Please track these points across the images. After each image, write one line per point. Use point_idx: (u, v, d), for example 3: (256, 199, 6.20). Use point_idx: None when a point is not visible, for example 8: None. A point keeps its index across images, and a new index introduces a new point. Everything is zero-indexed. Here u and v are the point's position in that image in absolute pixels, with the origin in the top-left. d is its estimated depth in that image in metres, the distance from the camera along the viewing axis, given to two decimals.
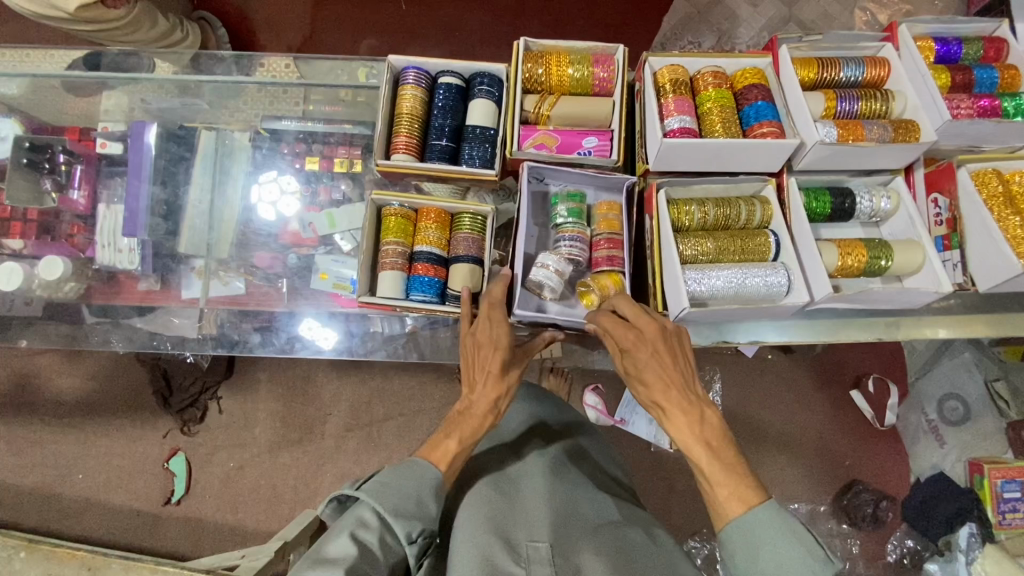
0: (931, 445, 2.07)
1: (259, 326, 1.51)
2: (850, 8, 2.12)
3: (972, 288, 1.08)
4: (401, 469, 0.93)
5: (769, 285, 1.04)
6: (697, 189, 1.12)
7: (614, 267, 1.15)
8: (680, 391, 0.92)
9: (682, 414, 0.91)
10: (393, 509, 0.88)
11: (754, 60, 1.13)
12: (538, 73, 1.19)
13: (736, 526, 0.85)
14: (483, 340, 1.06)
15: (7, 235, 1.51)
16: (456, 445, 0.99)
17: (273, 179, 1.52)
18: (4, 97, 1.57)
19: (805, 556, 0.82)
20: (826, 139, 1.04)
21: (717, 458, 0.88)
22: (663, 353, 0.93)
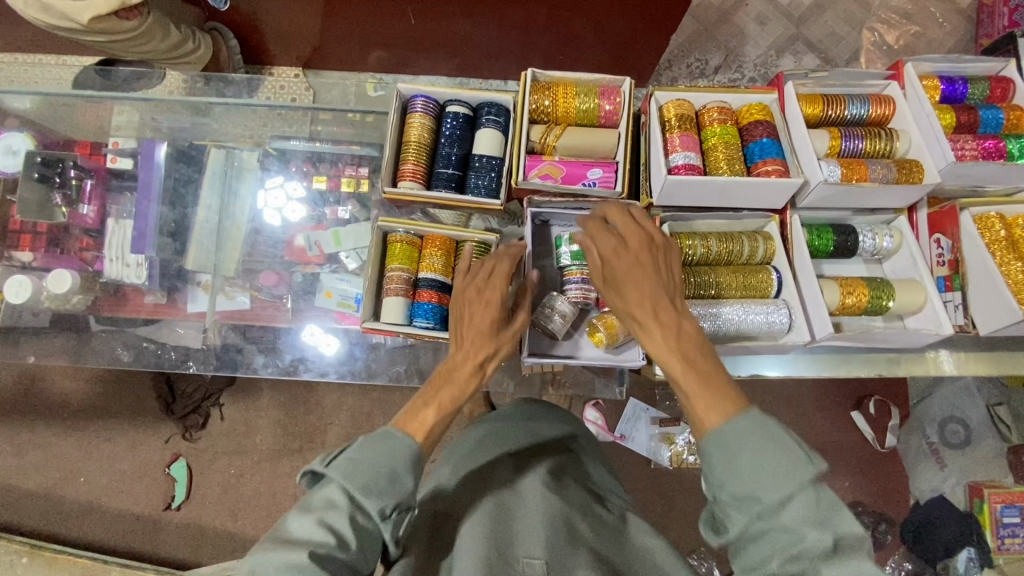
0: (931, 467, 2.06)
1: (263, 349, 1.55)
2: (857, 29, 2.20)
3: (973, 331, 1.08)
4: (373, 440, 0.86)
5: (770, 324, 1.04)
6: (699, 224, 1.13)
7: None
8: (661, 305, 0.91)
9: (660, 328, 0.89)
10: (363, 487, 0.82)
11: (761, 96, 1.14)
12: (545, 104, 1.21)
13: (712, 439, 0.80)
14: (480, 290, 1.06)
15: (18, 247, 1.53)
16: (434, 412, 0.93)
17: (278, 185, 1.54)
18: (19, 112, 1.60)
19: (787, 469, 0.75)
20: (830, 179, 1.05)
21: (691, 370, 0.86)
22: (644, 265, 0.93)
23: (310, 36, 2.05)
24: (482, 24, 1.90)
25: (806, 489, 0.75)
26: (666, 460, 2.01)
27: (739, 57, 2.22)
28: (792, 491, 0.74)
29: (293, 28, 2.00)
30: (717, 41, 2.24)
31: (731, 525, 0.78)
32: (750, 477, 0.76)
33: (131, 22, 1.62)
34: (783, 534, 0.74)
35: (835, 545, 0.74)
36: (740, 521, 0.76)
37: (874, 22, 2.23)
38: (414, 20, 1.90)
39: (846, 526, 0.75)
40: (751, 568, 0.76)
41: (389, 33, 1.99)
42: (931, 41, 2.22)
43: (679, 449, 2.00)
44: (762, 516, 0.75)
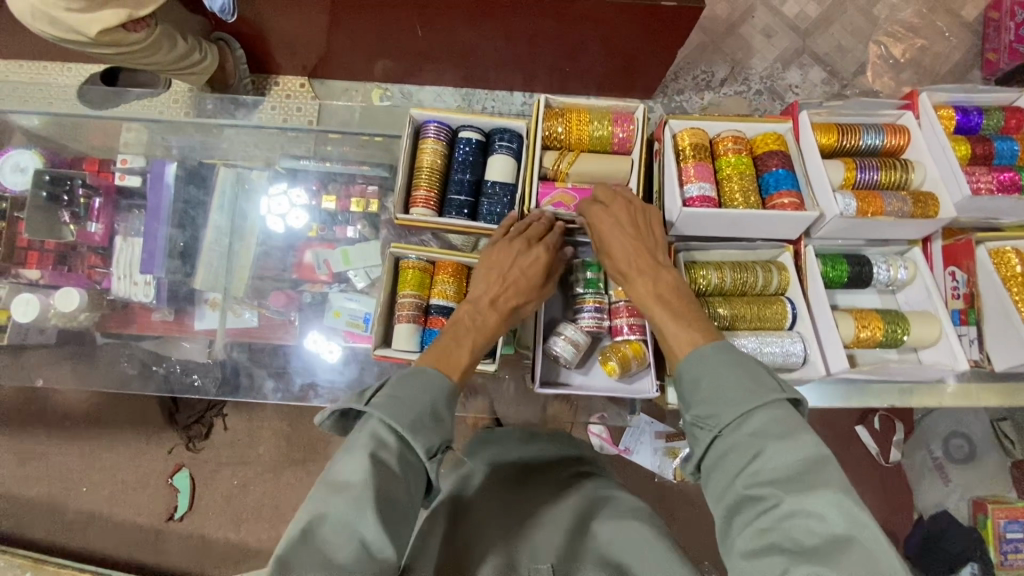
0: (935, 482, 2.06)
1: (273, 373, 1.52)
2: (863, 43, 2.19)
3: (989, 366, 1.14)
4: (410, 380, 0.91)
5: (785, 356, 1.05)
6: (713, 253, 1.14)
7: (633, 335, 1.20)
8: (640, 258, 1.05)
9: (640, 276, 1.03)
10: (409, 426, 0.85)
11: (774, 125, 1.13)
12: (558, 130, 1.22)
13: (683, 366, 0.91)
14: (519, 250, 1.12)
15: (25, 264, 1.52)
16: (467, 355, 0.99)
17: (283, 192, 1.54)
18: (28, 129, 1.59)
19: (751, 388, 0.84)
20: (846, 212, 1.05)
21: (671, 312, 0.98)
22: (626, 224, 1.07)
23: (316, 44, 1.92)
24: (491, 37, 1.83)
25: (767, 407, 0.82)
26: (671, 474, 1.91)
27: (745, 69, 2.20)
28: (751, 408, 0.82)
29: (300, 37, 1.88)
30: (724, 53, 2.22)
31: (698, 446, 0.85)
32: (712, 399, 0.85)
33: (138, 35, 1.55)
34: (742, 447, 0.80)
35: (801, 466, 0.77)
36: (704, 438, 0.84)
37: (881, 36, 2.22)
38: (421, 32, 1.82)
39: (807, 449, 0.78)
40: (718, 490, 0.81)
41: (397, 42, 1.89)
42: (938, 55, 2.21)
43: (684, 461, 1.87)
44: (722, 433, 0.83)
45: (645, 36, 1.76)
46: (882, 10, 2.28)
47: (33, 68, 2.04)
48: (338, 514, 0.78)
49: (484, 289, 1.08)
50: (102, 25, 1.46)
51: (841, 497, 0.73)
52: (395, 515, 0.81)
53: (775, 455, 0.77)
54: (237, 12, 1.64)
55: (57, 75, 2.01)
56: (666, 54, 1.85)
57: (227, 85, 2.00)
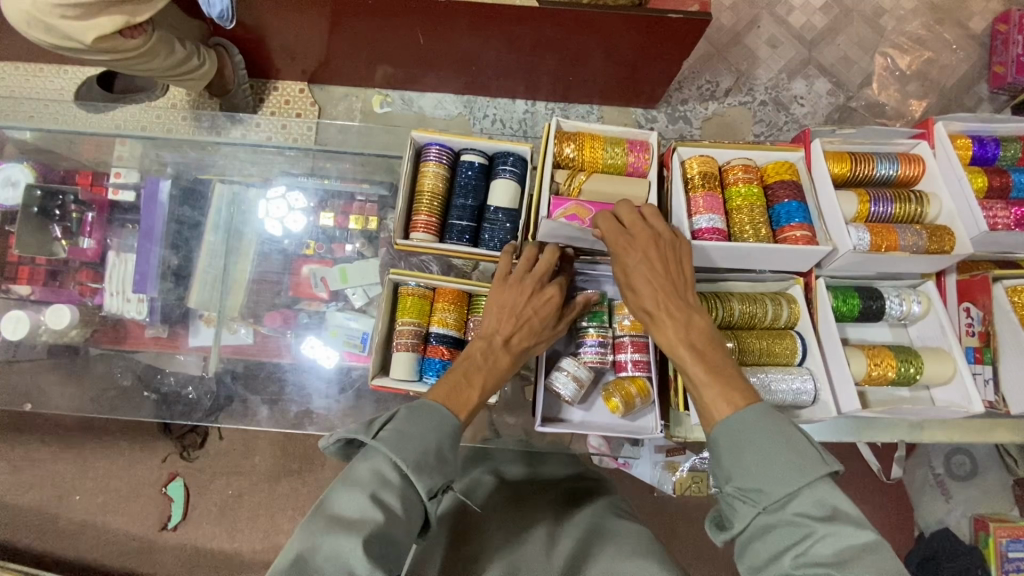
0: (936, 499, 2.01)
1: (268, 399, 1.47)
2: (869, 55, 2.17)
3: (1004, 408, 1.15)
4: (422, 415, 0.87)
5: (795, 393, 1.02)
6: (724, 285, 1.11)
7: (637, 372, 1.20)
8: (670, 299, 0.98)
9: (669, 321, 0.97)
10: (415, 465, 0.82)
11: (785, 154, 1.12)
12: (570, 152, 1.20)
13: (721, 427, 0.87)
14: (531, 290, 1.08)
15: (15, 279, 1.49)
16: (477, 394, 0.97)
17: (281, 196, 1.52)
18: (18, 141, 1.56)
19: (796, 457, 0.80)
20: (858, 246, 1.05)
21: (702, 362, 0.93)
22: (653, 260, 1.00)
23: (316, 51, 1.88)
24: (494, 42, 1.78)
25: (814, 485, 0.79)
26: (670, 488, 1.83)
27: (751, 79, 2.16)
28: (799, 486, 0.78)
29: (299, 41, 1.83)
30: (729, 62, 2.18)
31: (738, 519, 0.82)
32: (756, 471, 0.81)
33: (137, 41, 1.50)
34: (791, 527, 0.77)
35: (849, 547, 0.74)
36: (747, 514, 0.80)
37: (887, 47, 2.19)
38: (423, 38, 1.78)
39: (858, 534, 0.75)
40: (757, 563, 0.79)
41: (397, 49, 1.86)
42: (945, 67, 2.18)
43: (685, 475, 1.82)
44: (767, 509, 0.79)
45: (652, 43, 1.71)
46: (888, 21, 2.25)
47: (28, 69, 1.98)
48: (332, 546, 0.74)
49: (497, 326, 1.05)
50: (99, 32, 1.41)
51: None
52: (392, 559, 0.78)
53: (826, 542, 0.74)
54: (236, 19, 1.61)
55: (53, 79, 1.97)
56: (672, 62, 1.80)
57: (226, 91, 1.96)
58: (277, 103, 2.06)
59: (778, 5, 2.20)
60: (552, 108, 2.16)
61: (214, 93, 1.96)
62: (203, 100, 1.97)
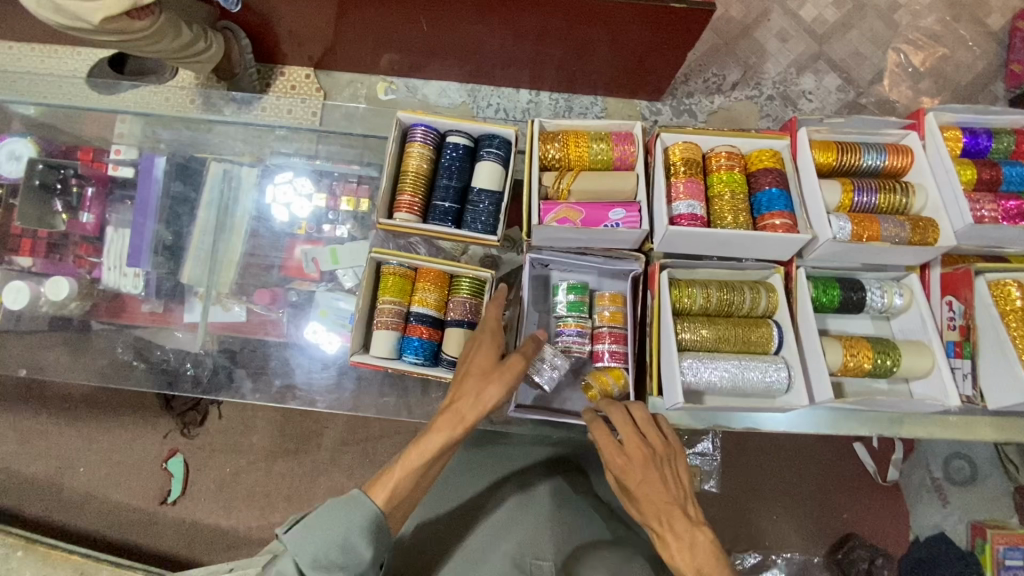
0: (933, 505, 1.97)
1: (252, 371, 1.47)
2: (882, 50, 2.14)
3: (981, 403, 1.16)
4: (332, 511, 0.96)
5: (768, 383, 1.02)
6: (700, 272, 1.09)
7: (615, 361, 1.14)
8: (673, 516, 0.95)
9: (676, 540, 0.93)
10: (314, 560, 0.94)
11: (771, 141, 1.11)
12: (554, 151, 1.12)
13: None
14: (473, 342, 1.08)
15: (18, 251, 1.54)
16: (401, 473, 1.00)
17: (288, 181, 1.55)
18: (25, 118, 1.60)
19: None
20: (839, 235, 1.04)
21: None
22: (657, 481, 0.96)
23: (322, 38, 1.91)
24: (498, 32, 1.78)
25: None
26: None
27: (758, 73, 2.14)
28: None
29: (305, 29, 1.86)
30: (737, 55, 2.16)
31: None
32: None
33: (142, 23, 1.50)
34: None
35: None
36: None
37: (900, 43, 2.16)
38: (426, 26, 1.79)
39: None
40: None
41: (402, 38, 1.88)
42: (960, 64, 2.14)
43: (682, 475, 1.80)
44: None
45: (657, 33, 1.70)
46: (903, 17, 2.21)
47: (42, 51, 2.04)
48: None
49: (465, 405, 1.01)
50: (104, 12, 1.41)
51: None
52: None
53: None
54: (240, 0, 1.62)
55: (66, 59, 2.02)
56: (674, 54, 1.79)
57: (232, 74, 1.98)
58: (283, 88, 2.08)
59: None
60: (556, 98, 2.16)
61: (221, 78, 1.98)
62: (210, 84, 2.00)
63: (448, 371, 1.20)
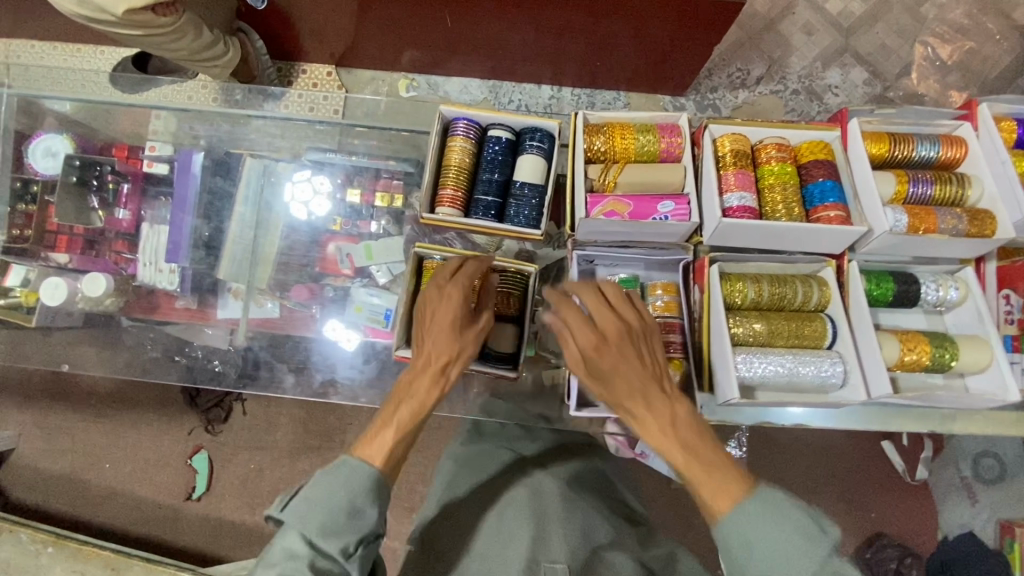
0: (962, 503, 1.94)
1: (293, 367, 1.48)
2: (909, 42, 2.10)
3: None
4: (328, 478, 0.92)
5: (824, 378, 1.00)
6: (751, 266, 1.07)
7: (675, 352, 1.06)
8: (647, 390, 0.92)
9: (651, 413, 0.92)
10: (320, 529, 0.88)
11: (821, 132, 1.09)
12: (600, 144, 1.11)
13: (719, 530, 0.86)
14: (440, 297, 1.05)
15: (54, 248, 1.54)
16: (394, 433, 0.97)
17: (306, 179, 1.54)
18: (60, 115, 1.60)
19: (804, 547, 0.82)
20: (895, 227, 1.03)
21: (689, 454, 0.89)
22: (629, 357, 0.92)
23: (344, 33, 1.90)
24: (520, 26, 1.76)
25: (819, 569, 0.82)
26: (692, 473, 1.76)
27: (783, 67, 2.12)
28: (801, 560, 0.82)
29: (328, 24, 1.85)
30: (762, 49, 2.14)
31: None
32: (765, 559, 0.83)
33: (166, 19, 1.51)
34: None
35: None
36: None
37: (927, 36, 2.13)
38: (451, 22, 1.78)
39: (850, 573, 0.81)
40: None
41: (425, 33, 1.86)
42: (987, 58, 2.12)
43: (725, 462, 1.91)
44: None
45: (682, 29, 1.68)
46: (929, 10, 2.18)
47: (67, 48, 2.06)
48: None
49: (433, 345, 1.02)
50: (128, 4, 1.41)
51: None
52: None
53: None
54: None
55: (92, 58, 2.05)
56: (700, 48, 1.78)
57: (251, 77, 1.99)
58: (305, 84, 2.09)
59: None
60: (578, 94, 2.15)
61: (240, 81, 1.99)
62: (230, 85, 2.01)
63: (495, 367, 1.22)
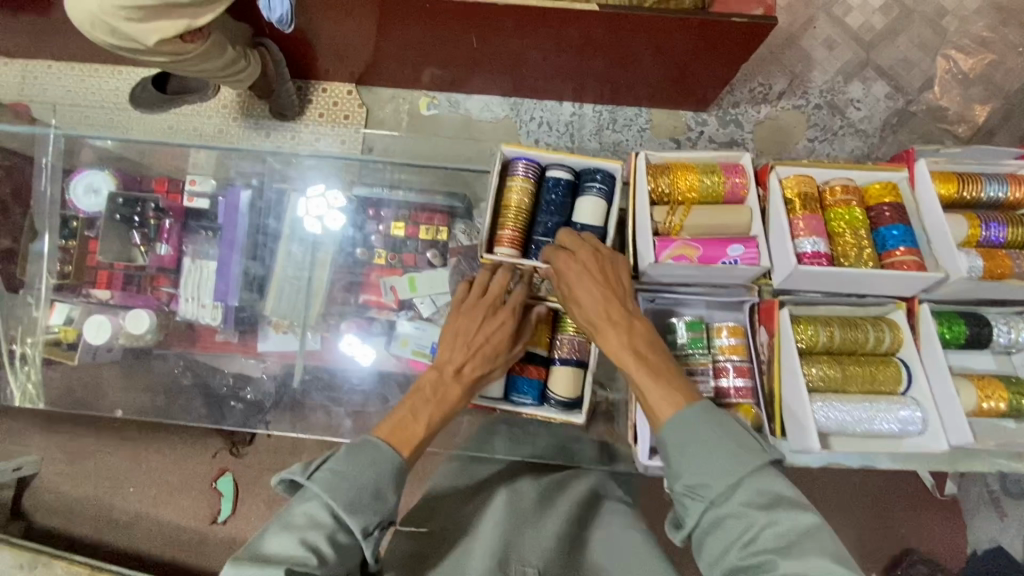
0: (988, 517, 1.86)
1: (352, 411, 1.47)
2: (931, 56, 2.09)
3: None
4: (357, 454, 0.93)
5: (902, 423, 1.02)
6: (821, 309, 1.10)
7: (746, 398, 1.07)
8: (611, 307, 1.00)
9: (612, 328, 0.98)
10: (347, 504, 0.88)
11: (890, 174, 1.12)
12: (664, 185, 1.10)
13: (666, 428, 0.89)
14: (485, 316, 1.10)
15: (95, 284, 1.53)
16: (421, 429, 1.02)
17: (321, 194, 1.55)
18: (100, 151, 1.58)
19: (738, 449, 0.84)
20: (972, 272, 1.05)
21: (645, 367, 0.95)
22: (591, 275, 1.02)
23: (364, 52, 1.86)
24: (539, 41, 1.71)
25: (755, 475, 0.82)
26: None
27: (805, 82, 2.09)
28: (743, 477, 0.82)
29: (347, 44, 1.81)
30: (783, 65, 2.12)
31: (689, 515, 0.85)
32: (701, 468, 0.84)
33: (196, 45, 1.49)
34: (737, 516, 0.80)
35: (790, 538, 0.77)
36: (696, 511, 0.84)
37: (950, 49, 2.11)
38: (476, 41, 1.73)
39: (798, 517, 0.78)
40: (712, 557, 0.81)
41: (449, 53, 1.82)
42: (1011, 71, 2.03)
43: None
44: (715, 503, 0.83)
45: (712, 45, 1.64)
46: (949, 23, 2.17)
47: (85, 69, 2.02)
48: None
49: (449, 355, 1.08)
50: (161, 35, 1.40)
51: (831, 566, 0.73)
52: None
53: (768, 530, 0.78)
54: (294, 22, 1.61)
55: (109, 79, 2.01)
56: (725, 67, 1.76)
57: (271, 91, 1.93)
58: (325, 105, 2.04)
59: (835, 4, 2.13)
60: (600, 111, 2.09)
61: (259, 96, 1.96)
62: (251, 101, 2.01)
63: (555, 410, 1.19)
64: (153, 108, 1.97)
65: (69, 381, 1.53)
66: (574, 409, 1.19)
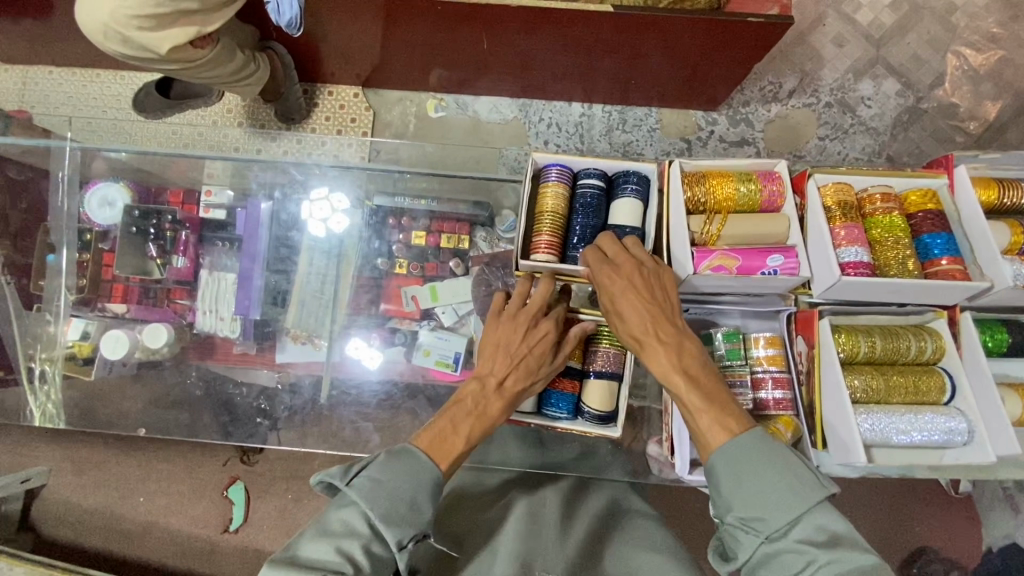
0: (1006, 513, 1.77)
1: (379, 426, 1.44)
2: (942, 52, 2.06)
3: None
4: (396, 464, 0.91)
5: (949, 432, 1.06)
6: (861, 319, 1.13)
7: (784, 409, 1.12)
8: (659, 324, 0.98)
9: (661, 346, 0.96)
10: (384, 515, 0.86)
11: (930, 181, 1.16)
12: (700, 195, 1.11)
13: (719, 454, 0.88)
14: (524, 329, 1.08)
15: (110, 299, 1.50)
16: (461, 442, 0.99)
17: (324, 197, 1.53)
18: (114, 163, 1.56)
19: (795, 482, 0.83)
20: (1016, 280, 1.09)
21: (695, 388, 0.93)
22: (638, 290, 1.00)
23: (370, 54, 1.81)
24: (551, 41, 1.67)
25: (813, 511, 0.82)
26: None
27: (815, 80, 2.06)
28: (801, 512, 0.82)
29: (355, 46, 1.77)
30: (793, 62, 2.08)
31: (742, 549, 0.84)
32: (757, 501, 0.84)
33: (206, 51, 1.46)
34: (794, 555, 0.80)
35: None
36: (749, 544, 0.83)
37: (960, 45, 2.08)
38: (488, 44, 1.71)
39: (856, 557, 0.77)
40: None
41: (458, 53, 1.78)
42: (1021, 66, 2.05)
43: None
44: (770, 538, 0.82)
45: (727, 44, 1.61)
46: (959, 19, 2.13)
47: (88, 75, 1.97)
48: None
49: (490, 368, 1.06)
50: (172, 44, 1.37)
51: None
52: None
53: (828, 568, 0.77)
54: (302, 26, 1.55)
55: (113, 84, 1.97)
56: (738, 67, 1.73)
57: (280, 94, 1.90)
58: (332, 109, 2.01)
59: (845, 2, 2.09)
60: (610, 111, 2.05)
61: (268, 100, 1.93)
62: (258, 106, 1.97)
63: (589, 424, 1.17)
64: (158, 114, 1.93)
65: (84, 395, 1.50)
66: (609, 423, 1.17)
